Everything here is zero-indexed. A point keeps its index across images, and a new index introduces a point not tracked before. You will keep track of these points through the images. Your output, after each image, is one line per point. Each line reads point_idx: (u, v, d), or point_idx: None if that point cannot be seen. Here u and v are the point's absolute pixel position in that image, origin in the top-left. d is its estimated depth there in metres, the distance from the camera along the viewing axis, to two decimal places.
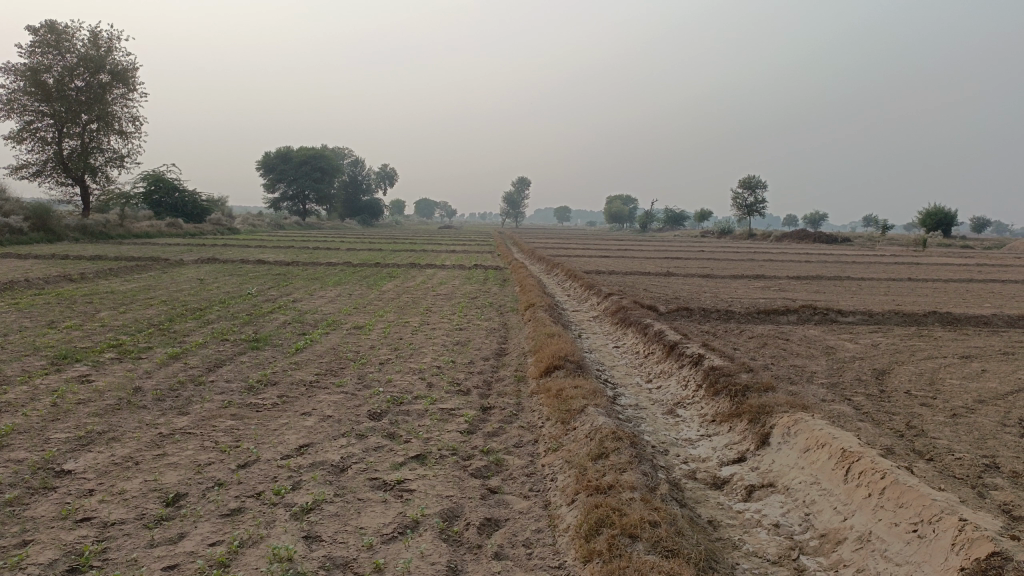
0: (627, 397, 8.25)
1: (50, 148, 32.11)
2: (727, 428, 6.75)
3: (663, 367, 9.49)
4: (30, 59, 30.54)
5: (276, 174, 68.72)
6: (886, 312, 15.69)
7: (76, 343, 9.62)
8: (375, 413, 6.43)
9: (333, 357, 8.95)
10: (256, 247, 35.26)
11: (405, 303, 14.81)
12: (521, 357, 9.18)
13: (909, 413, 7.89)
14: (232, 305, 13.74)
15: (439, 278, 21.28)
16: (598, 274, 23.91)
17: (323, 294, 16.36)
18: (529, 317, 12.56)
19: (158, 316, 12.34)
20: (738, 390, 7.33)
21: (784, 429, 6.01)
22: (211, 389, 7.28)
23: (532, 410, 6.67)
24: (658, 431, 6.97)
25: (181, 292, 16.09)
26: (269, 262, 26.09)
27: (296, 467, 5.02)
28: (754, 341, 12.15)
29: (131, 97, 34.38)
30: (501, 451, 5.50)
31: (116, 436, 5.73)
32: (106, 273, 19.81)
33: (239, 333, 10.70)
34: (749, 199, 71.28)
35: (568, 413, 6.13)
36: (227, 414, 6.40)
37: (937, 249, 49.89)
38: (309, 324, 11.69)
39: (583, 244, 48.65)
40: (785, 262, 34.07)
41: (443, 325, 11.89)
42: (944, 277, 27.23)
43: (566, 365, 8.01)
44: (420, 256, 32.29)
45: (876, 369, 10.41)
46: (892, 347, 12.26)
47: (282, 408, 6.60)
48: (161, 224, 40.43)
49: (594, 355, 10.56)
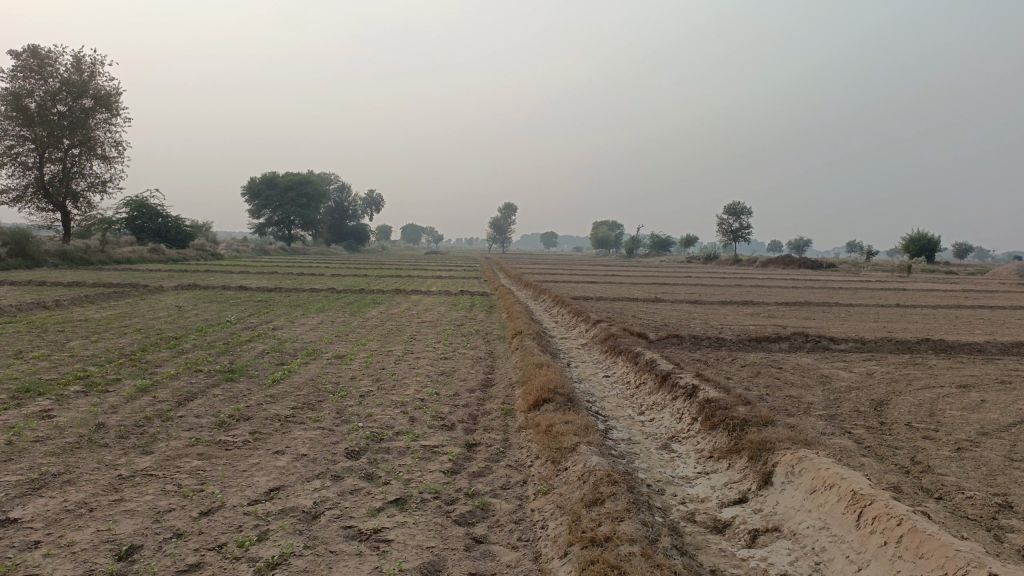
0: (619, 430, 7.89)
1: (31, 173, 31.63)
2: (726, 465, 6.40)
3: (656, 399, 9.14)
4: (12, 83, 30.14)
5: (261, 200, 68.32)
6: (878, 339, 15.45)
7: (41, 375, 9.15)
8: (352, 451, 6.04)
9: (311, 390, 8.54)
10: (239, 273, 34.80)
11: (389, 331, 14.42)
12: (508, 389, 8.82)
13: (912, 447, 7.57)
14: (209, 334, 13.30)
15: (425, 305, 20.90)
16: (585, 300, 23.65)
17: (305, 321, 15.96)
18: (517, 345, 12.22)
19: (132, 345, 11.86)
20: (736, 424, 6.98)
21: (788, 468, 5.68)
22: (178, 425, 6.84)
23: (520, 446, 6.29)
24: (652, 468, 6.62)
25: (158, 320, 15.61)
26: (251, 288, 25.62)
27: (265, 514, 4.61)
28: (747, 369, 11.85)
29: (114, 121, 34.02)
30: (487, 494, 5.11)
31: (70, 478, 5.28)
32: (83, 300, 19.33)
33: (214, 363, 10.27)
34: (734, 225, 71.49)
35: (559, 452, 5.76)
36: (194, 453, 5.97)
37: (922, 275, 50.15)
38: (288, 354, 11.27)
39: (569, 269, 48.43)
40: (773, 288, 33.97)
41: (428, 354, 11.51)
42: (932, 303, 27.14)
43: (556, 398, 7.63)
44: (405, 281, 31.95)
45: (874, 400, 10.09)
46: (888, 376, 11.98)
47: (253, 446, 6.19)
48: (144, 250, 39.88)
49: (584, 386, 10.22)
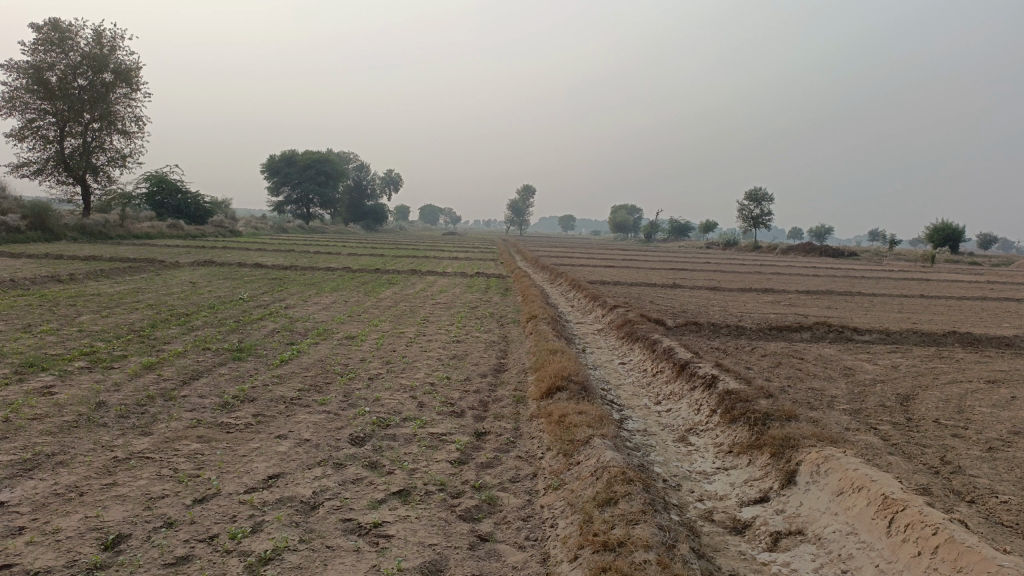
0: (635, 421, 7.63)
1: (51, 147, 31.64)
2: (747, 461, 6.12)
3: (673, 388, 8.85)
4: (34, 56, 30.09)
5: (280, 178, 68.20)
6: (903, 331, 15.03)
7: (46, 349, 8.99)
8: (356, 437, 5.82)
9: (319, 371, 8.34)
10: (257, 250, 34.75)
11: (402, 312, 14.19)
12: (521, 375, 8.56)
13: (942, 445, 7.24)
14: (220, 311, 13.13)
15: (440, 286, 20.65)
16: (603, 284, 23.32)
17: (318, 300, 15.77)
18: (531, 329, 11.95)
19: (142, 321, 11.71)
20: (758, 418, 6.69)
21: (813, 467, 5.39)
22: (180, 406, 6.65)
23: (532, 437, 6.04)
24: (669, 462, 6.36)
25: (170, 295, 15.48)
26: (266, 266, 25.50)
27: (261, 504, 4.40)
28: (768, 359, 11.53)
29: (134, 96, 33.93)
30: (495, 488, 4.86)
31: (64, 459, 5.08)
32: (98, 275, 19.26)
33: (223, 341, 10.09)
34: (755, 211, 70.62)
35: (571, 444, 5.50)
36: (194, 436, 5.77)
37: (946, 265, 49.26)
38: (298, 333, 11.07)
39: (587, 253, 48.01)
40: (793, 276, 33.42)
41: (440, 337, 11.28)
42: (957, 295, 26.57)
43: (569, 386, 7.37)
44: (421, 262, 31.67)
45: (900, 394, 9.74)
46: (913, 369, 11.60)
47: (254, 429, 5.98)
48: (163, 225, 39.94)
49: (599, 373, 9.95)
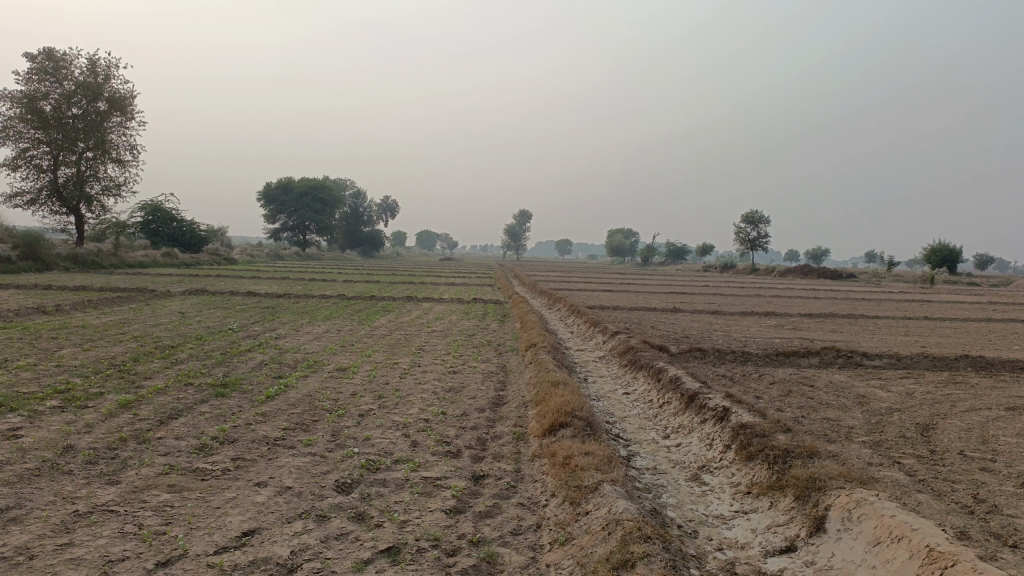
0: (643, 458, 7.15)
1: (45, 176, 31.26)
2: (768, 503, 5.64)
3: (682, 421, 8.38)
4: (27, 86, 29.85)
5: (276, 205, 67.91)
6: (913, 355, 14.58)
7: (18, 387, 8.49)
8: (343, 483, 5.33)
9: (306, 408, 7.84)
10: (251, 278, 34.34)
11: (396, 342, 13.70)
12: (522, 409, 8.06)
13: (973, 481, 6.73)
14: (208, 343, 12.64)
15: (436, 313, 20.19)
16: (602, 309, 22.91)
17: (310, 329, 15.28)
18: (531, 359, 11.45)
19: (125, 355, 11.21)
20: (777, 455, 6.21)
21: (844, 513, 4.91)
22: (154, 450, 6.16)
23: (534, 481, 5.57)
24: (683, 505, 5.88)
25: (158, 326, 15.00)
26: (260, 294, 25.04)
27: (231, 568, 3.91)
28: (777, 388, 11.06)
29: (129, 125, 33.68)
30: (494, 543, 4.38)
31: (18, 515, 4.58)
32: (85, 305, 18.77)
33: (207, 375, 9.60)
34: (752, 234, 70.38)
35: (578, 491, 5.02)
36: (165, 485, 5.28)
37: (945, 286, 48.82)
38: (287, 365, 10.57)
39: (585, 277, 47.60)
40: (794, 298, 33.02)
41: (436, 368, 10.78)
42: (961, 316, 26.14)
43: (573, 423, 6.89)
44: (418, 288, 31.24)
45: (920, 424, 9.24)
46: (929, 396, 11.13)
47: (232, 476, 5.49)
48: (157, 254, 39.53)
49: (602, 405, 9.48)
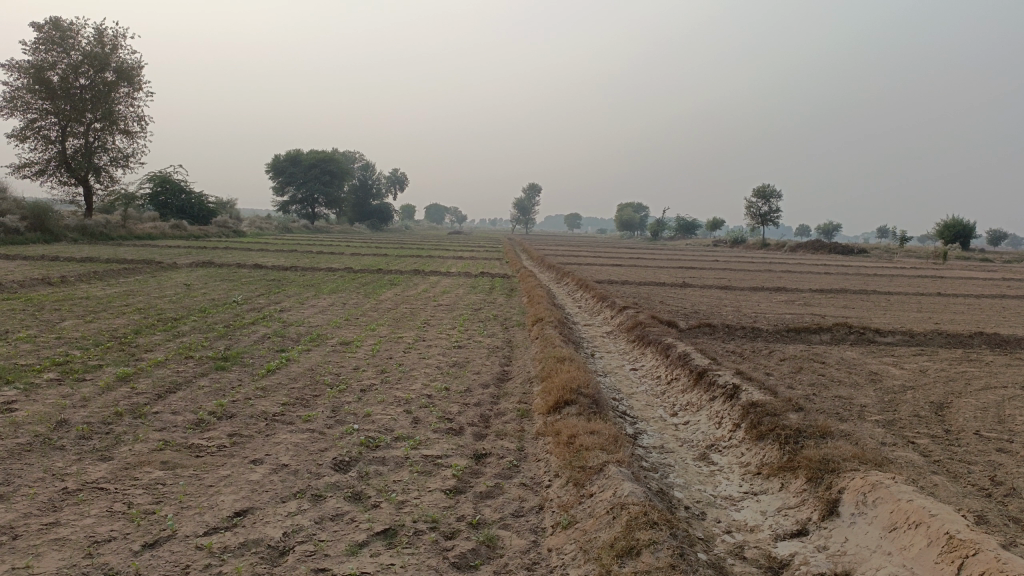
0: (649, 436, 6.98)
1: (53, 147, 31.08)
2: (779, 484, 5.46)
3: (690, 398, 8.21)
4: (34, 56, 29.56)
5: (285, 178, 67.71)
6: (927, 332, 14.33)
7: (16, 359, 8.36)
8: (340, 462, 5.17)
9: (307, 383, 7.69)
10: (259, 250, 34.23)
11: (401, 315, 13.55)
12: (527, 385, 7.90)
13: (990, 462, 6.53)
14: (211, 315, 12.51)
15: (442, 287, 20.02)
16: (611, 284, 22.69)
17: (315, 302, 15.13)
18: (537, 334, 11.28)
19: (127, 327, 11.08)
20: (788, 435, 6.02)
21: (858, 497, 4.73)
22: (149, 425, 6.03)
23: (537, 460, 5.41)
24: (690, 485, 5.72)
25: (162, 298, 14.88)
26: (266, 266, 24.90)
27: (220, 550, 3.76)
28: (788, 364, 10.88)
29: (136, 96, 33.40)
30: (494, 525, 4.22)
31: (5, 492, 4.44)
32: (91, 277, 18.68)
33: (208, 348, 9.46)
34: (763, 209, 69.65)
35: (582, 472, 4.85)
36: (158, 461, 5.14)
37: (958, 262, 48.31)
38: (290, 339, 10.43)
39: (594, 251, 47.32)
40: (805, 274, 32.67)
41: (441, 342, 10.61)
42: (974, 293, 25.80)
43: (579, 400, 6.71)
44: (425, 262, 31.04)
45: (934, 403, 9.03)
46: (943, 373, 10.91)
47: (226, 452, 5.35)
48: (166, 226, 39.46)
49: (609, 381, 9.30)
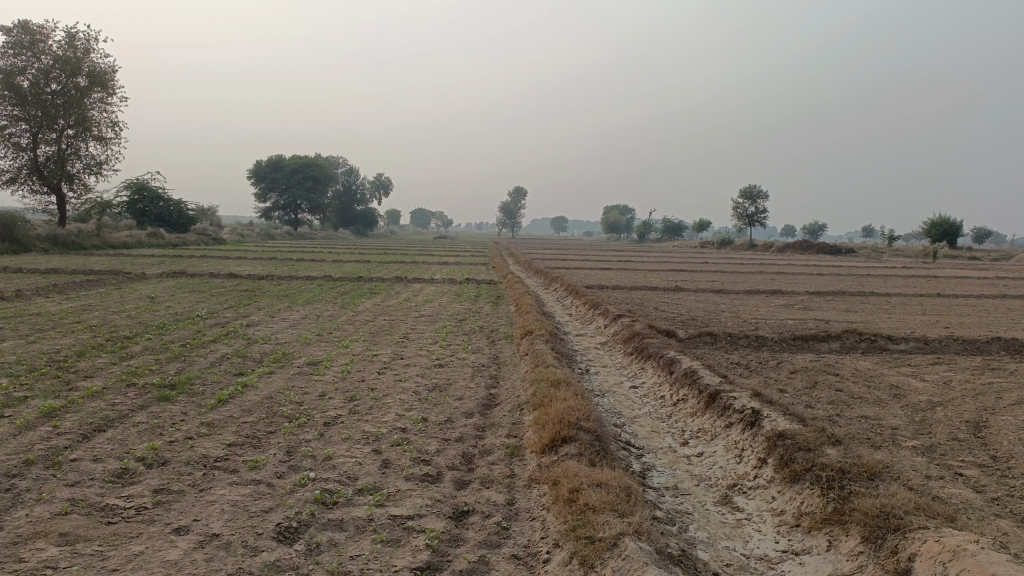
0: (659, 473, 6.00)
1: (24, 155, 29.78)
2: (826, 543, 4.50)
3: (701, 424, 7.24)
4: (3, 60, 28.23)
5: (267, 184, 66.48)
6: (941, 337, 13.43)
7: None
8: (286, 530, 4.14)
9: (261, 416, 6.64)
10: (237, 258, 32.97)
11: (379, 329, 12.47)
12: (517, 414, 6.90)
13: None
14: (168, 333, 11.38)
15: (425, 296, 18.94)
16: (601, 289, 21.72)
17: (287, 315, 14.04)
18: (527, 349, 10.25)
19: (71, 348, 9.91)
20: (830, 477, 5.07)
21: (937, 566, 3.76)
22: (60, 479, 4.95)
23: (531, 520, 4.42)
24: (717, 541, 4.74)
25: (120, 314, 13.72)
26: (240, 276, 23.78)
27: None
28: (801, 379, 9.92)
29: (110, 101, 32.09)
30: None
31: None
32: (50, 290, 17.46)
33: (155, 373, 8.36)
34: (750, 209, 68.84)
35: (591, 545, 3.88)
36: (55, 533, 4.07)
37: (948, 261, 47.82)
38: (252, 360, 9.36)
39: (583, 255, 46.30)
40: (798, 275, 31.86)
41: (420, 361, 9.58)
42: (974, 293, 24.99)
43: (579, 436, 5.73)
44: (409, 268, 29.81)
45: (972, 422, 8.07)
46: (969, 386, 9.98)
47: (146, 519, 4.30)
48: (142, 234, 38.13)
49: (607, 402, 8.34)
